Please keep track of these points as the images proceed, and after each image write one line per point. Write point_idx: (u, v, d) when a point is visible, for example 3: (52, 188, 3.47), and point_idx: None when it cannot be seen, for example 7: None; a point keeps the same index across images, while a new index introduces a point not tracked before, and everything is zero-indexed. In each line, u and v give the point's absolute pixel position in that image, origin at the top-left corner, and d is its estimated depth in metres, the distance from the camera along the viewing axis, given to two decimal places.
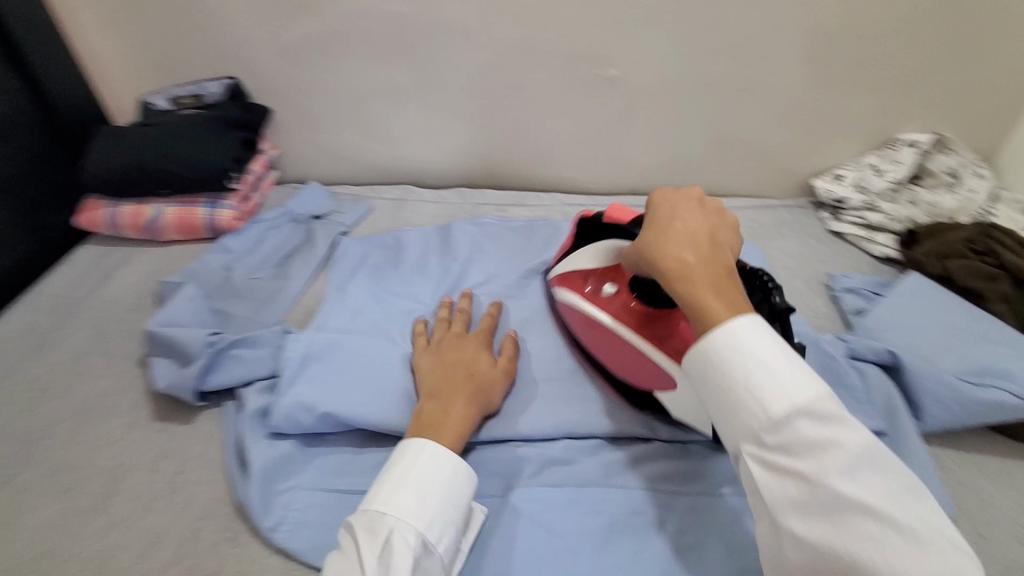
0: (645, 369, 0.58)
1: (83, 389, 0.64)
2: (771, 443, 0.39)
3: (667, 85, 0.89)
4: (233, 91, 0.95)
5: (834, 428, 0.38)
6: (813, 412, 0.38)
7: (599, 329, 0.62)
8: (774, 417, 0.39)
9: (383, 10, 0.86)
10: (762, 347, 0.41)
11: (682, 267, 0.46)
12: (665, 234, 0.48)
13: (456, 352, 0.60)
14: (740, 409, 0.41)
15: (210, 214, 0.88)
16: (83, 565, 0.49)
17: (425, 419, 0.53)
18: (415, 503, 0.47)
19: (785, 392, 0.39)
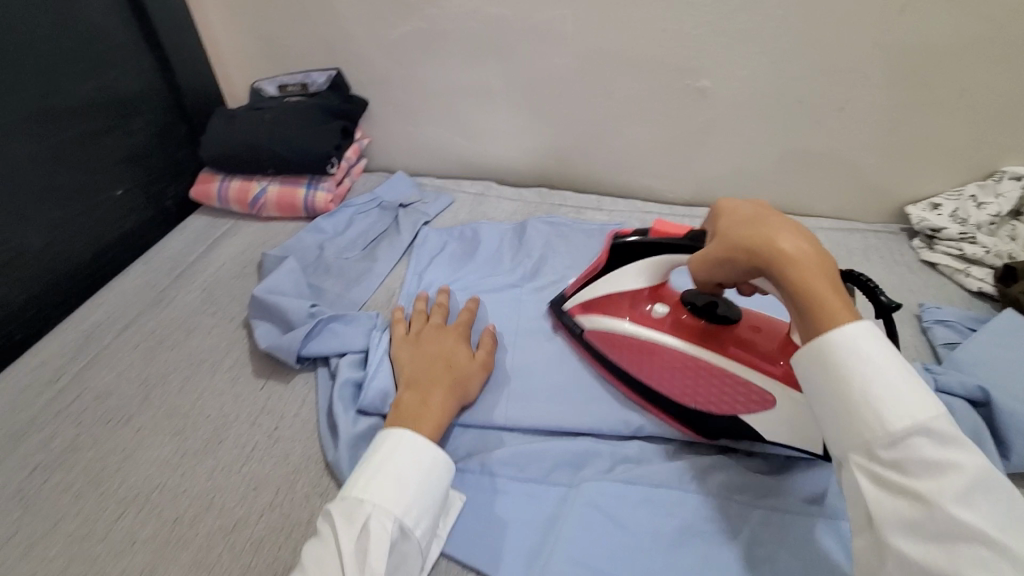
0: (727, 391, 0.56)
1: (195, 343, 0.70)
2: (886, 458, 0.36)
3: (760, 99, 0.88)
4: (336, 82, 1.01)
5: (955, 452, 0.35)
6: (932, 431, 0.36)
7: (658, 354, 0.61)
8: (890, 429, 0.36)
9: (483, 12, 0.89)
10: (882, 354, 0.38)
11: (802, 258, 0.43)
12: (770, 226, 0.45)
13: (436, 346, 0.62)
14: (852, 417, 0.38)
15: (308, 194, 0.95)
16: (192, 500, 0.53)
17: (407, 409, 0.53)
18: (395, 490, 0.46)
19: (904, 408, 0.36)
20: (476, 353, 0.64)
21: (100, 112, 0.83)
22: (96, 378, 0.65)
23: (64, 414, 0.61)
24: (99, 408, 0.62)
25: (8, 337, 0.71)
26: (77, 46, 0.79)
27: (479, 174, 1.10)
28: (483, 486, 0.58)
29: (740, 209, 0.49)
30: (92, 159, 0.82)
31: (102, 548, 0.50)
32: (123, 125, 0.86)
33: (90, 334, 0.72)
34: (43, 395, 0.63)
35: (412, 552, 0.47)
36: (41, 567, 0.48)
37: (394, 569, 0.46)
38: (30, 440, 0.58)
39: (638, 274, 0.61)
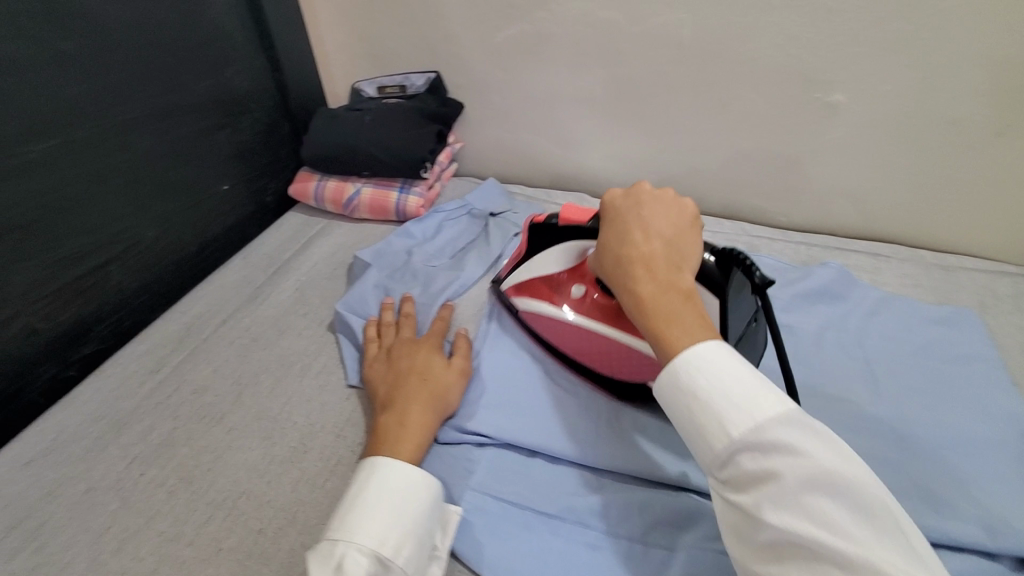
0: (633, 363, 0.59)
1: (286, 345, 0.70)
2: (724, 478, 0.37)
3: (904, 117, 0.78)
4: (434, 85, 1.00)
5: (771, 459, 0.34)
6: (753, 442, 0.35)
7: (572, 330, 0.63)
8: (716, 450, 0.36)
9: (593, 16, 0.85)
10: (701, 374, 0.38)
11: (637, 298, 0.44)
12: (622, 257, 0.47)
13: (406, 359, 0.61)
14: (693, 443, 0.39)
15: (400, 198, 0.94)
16: (276, 512, 0.52)
17: (386, 432, 0.53)
18: (370, 521, 0.45)
19: (722, 421, 0.36)
20: (452, 361, 0.63)
21: (213, 110, 0.85)
22: (194, 371, 0.66)
23: (163, 406, 0.62)
24: (195, 403, 0.63)
25: (118, 322, 0.74)
26: (199, 45, 0.82)
27: (571, 185, 1.06)
28: (575, 537, 0.51)
29: (614, 225, 0.50)
30: (203, 154, 0.84)
31: (188, 553, 0.49)
32: (233, 123, 0.89)
33: (191, 325, 0.74)
34: (147, 383, 0.65)
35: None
36: (132, 565, 0.48)
37: None
38: (131, 429, 0.60)
39: (558, 257, 0.64)
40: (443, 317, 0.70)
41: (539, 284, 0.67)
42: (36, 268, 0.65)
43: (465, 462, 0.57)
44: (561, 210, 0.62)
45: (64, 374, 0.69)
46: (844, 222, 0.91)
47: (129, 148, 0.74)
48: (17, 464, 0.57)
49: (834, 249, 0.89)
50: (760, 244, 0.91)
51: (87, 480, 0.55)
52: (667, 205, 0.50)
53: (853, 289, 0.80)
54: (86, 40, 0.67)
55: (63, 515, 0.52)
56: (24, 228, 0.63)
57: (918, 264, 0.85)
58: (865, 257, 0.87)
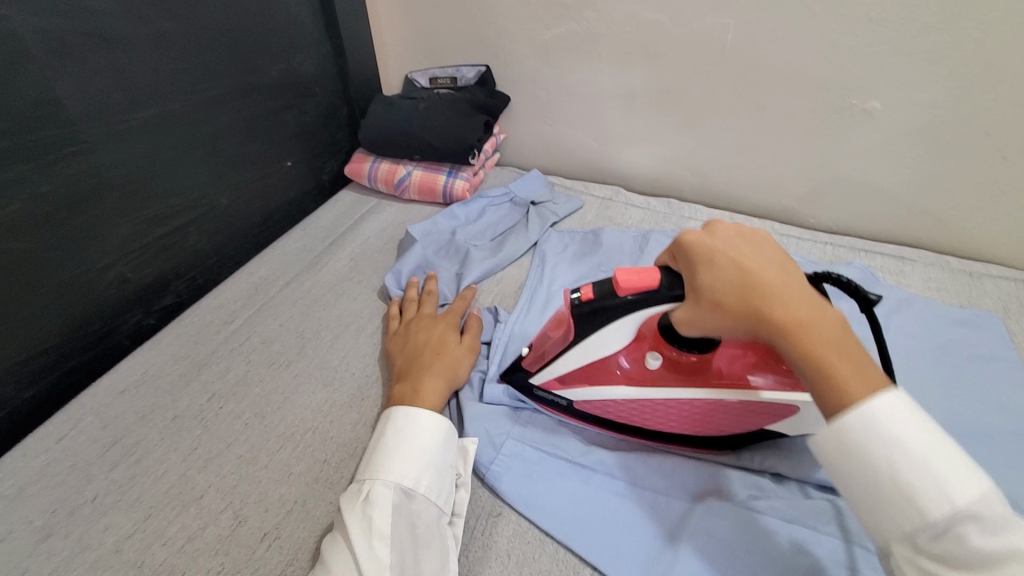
0: (747, 414, 0.54)
1: (343, 306, 0.77)
2: (933, 551, 0.36)
3: (936, 125, 0.81)
4: (484, 77, 1.07)
5: (1009, 539, 0.34)
6: (979, 516, 0.35)
7: (662, 406, 0.55)
8: (932, 522, 0.36)
9: (640, 18, 0.90)
10: (911, 438, 0.37)
11: (801, 332, 0.41)
12: (757, 287, 0.43)
13: (424, 335, 0.67)
14: (893, 512, 0.37)
15: (448, 181, 1.00)
16: (339, 446, 0.58)
17: (401, 397, 0.58)
18: (393, 464, 0.51)
19: (945, 495, 0.35)
20: (464, 338, 0.67)
21: (283, 92, 0.93)
22: (263, 325, 0.74)
23: (237, 351, 0.69)
24: (265, 351, 0.70)
25: (194, 279, 0.82)
26: (275, 31, 0.89)
27: (608, 179, 1.12)
28: (603, 485, 0.56)
29: (721, 261, 0.46)
30: (272, 132, 0.92)
31: (264, 474, 0.56)
32: (299, 105, 0.96)
33: (258, 285, 0.81)
34: (221, 332, 0.73)
35: (428, 514, 0.49)
36: (216, 480, 0.55)
37: (414, 527, 0.48)
38: (209, 368, 0.67)
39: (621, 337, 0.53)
40: (464, 297, 0.74)
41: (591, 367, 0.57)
42: (131, 224, 0.73)
43: (506, 415, 0.63)
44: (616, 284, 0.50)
45: (146, 322, 0.77)
46: (869, 225, 0.95)
47: (211, 122, 0.81)
48: (113, 392, 0.65)
49: (859, 249, 0.93)
50: (786, 240, 0.95)
51: (174, 409, 0.62)
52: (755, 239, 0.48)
53: (875, 287, 0.84)
54: (184, 22, 0.75)
55: (155, 435, 0.59)
56: (124, 188, 0.71)
57: (942, 269, 0.88)
58: (891, 259, 0.91)
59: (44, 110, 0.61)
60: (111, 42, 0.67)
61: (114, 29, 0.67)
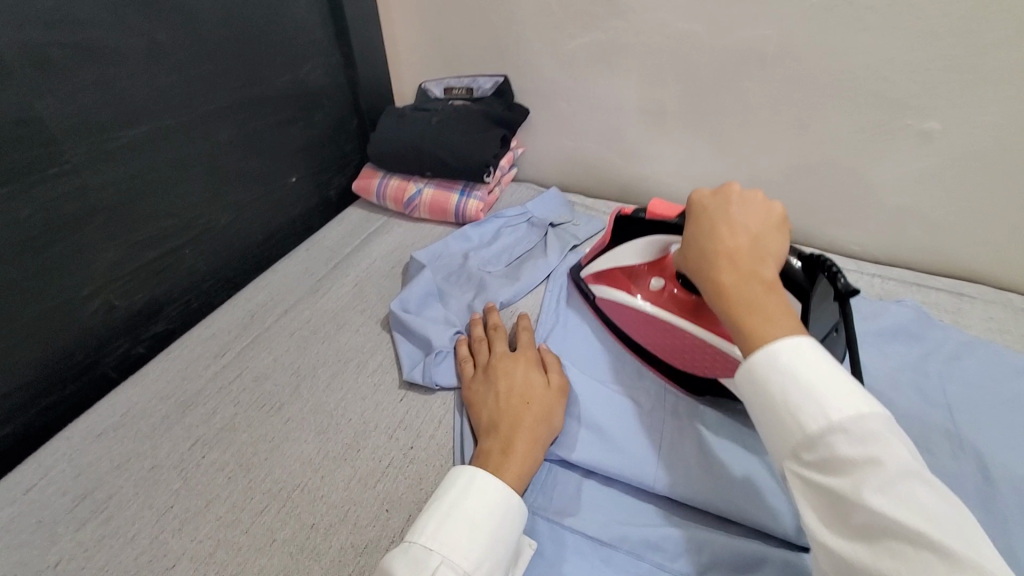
0: (709, 356, 0.60)
1: (344, 339, 0.71)
2: (808, 462, 0.35)
3: (1005, 151, 0.72)
4: (501, 88, 1.00)
5: (874, 446, 0.33)
6: (849, 427, 0.34)
7: (647, 320, 0.66)
8: (808, 433, 0.35)
9: (673, 28, 0.83)
10: (799, 362, 0.37)
11: (721, 289, 0.45)
12: (706, 250, 0.48)
13: (506, 379, 0.57)
14: (776, 427, 0.37)
15: (461, 201, 0.93)
16: (330, 509, 0.53)
17: (488, 459, 0.50)
18: (464, 537, 0.42)
19: (821, 406, 0.35)
20: (550, 377, 0.59)
21: (290, 104, 0.88)
22: (254, 359, 0.68)
23: (226, 390, 0.64)
24: (256, 391, 0.64)
25: (187, 304, 0.77)
26: (281, 40, 0.84)
27: (632, 199, 1.05)
28: (626, 567, 0.49)
29: (695, 218, 0.51)
30: (277, 146, 0.87)
31: (244, 541, 0.50)
32: (306, 117, 0.91)
33: (255, 313, 0.76)
34: (211, 366, 0.67)
35: None
36: (191, 547, 0.50)
37: None
38: (195, 410, 0.62)
39: (635, 250, 0.67)
40: (524, 327, 0.67)
41: (617, 276, 0.71)
42: (120, 247, 0.68)
43: None
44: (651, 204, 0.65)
45: (134, 351, 0.72)
46: (922, 258, 0.86)
47: (211, 136, 0.76)
48: (90, 435, 0.60)
49: (911, 283, 0.84)
50: None
51: (153, 458, 0.57)
52: (753, 205, 0.50)
53: (931, 329, 0.75)
54: (182, 31, 0.70)
55: (130, 489, 0.54)
56: (112, 210, 0.66)
57: (1004, 308, 0.79)
58: (946, 296, 0.82)
59: (25, 129, 0.56)
60: (96, 53, 0.61)
61: (102, 40, 0.62)
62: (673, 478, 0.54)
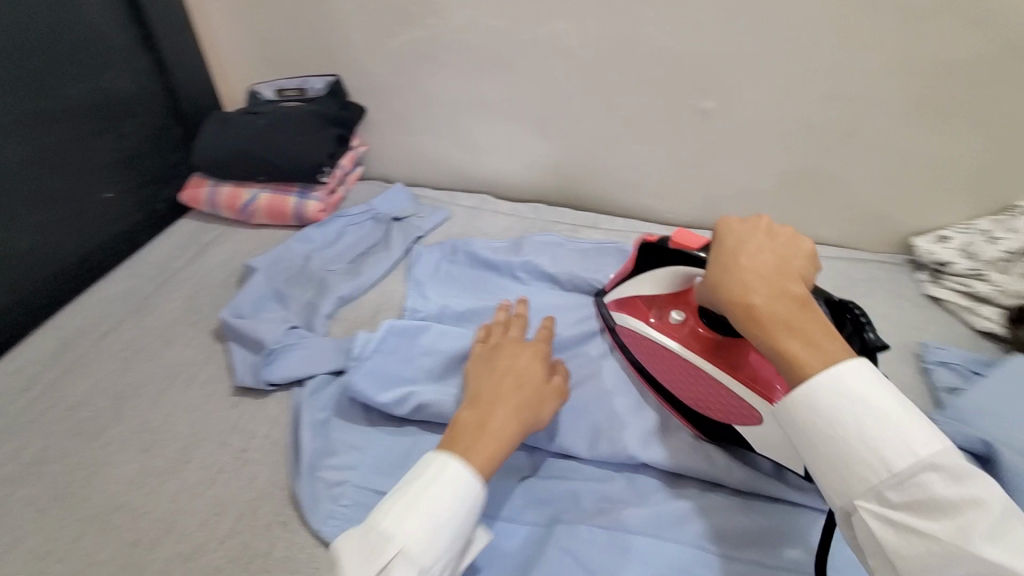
0: (724, 402, 0.59)
1: (172, 354, 0.69)
2: (897, 502, 0.36)
3: (763, 122, 0.85)
4: (334, 89, 1.00)
5: (971, 485, 0.34)
6: (941, 467, 0.35)
7: (672, 360, 0.63)
8: (894, 471, 0.36)
9: (484, 25, 0.88)
10: (879, 396, 0.37)
11: (753, 311, 0.42)
12: (731, 266, 0.45)
13: (500, 371, 0.55)
14: (847, 462, 0.37)
15: (299, 203, 0.93)
16: (153, 522, 0.53)
17: (461, 433, 0.48)
18: (418, 523, 0.42)
19: (905, 444, 0.36)
20: (552, 378, 0.56)
21: (93, 116, 0.83)
22: (70, 389, 0.65)
23: (36, 426, 0.61)
24: (71, 421, 0.62)
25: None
26: (73, 49, 0.79)
27: (476, 188, 1.08)
28: None
29: (719, 243, 0.48)
30: (83, 163, 0.82)
31: (59, 569, 0.50)
32: (115, 129, 0.86)
33: (68, 341, 0.72)
34: (18, 403, 0.64)
35: None
36: None
37: None
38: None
39: (657, 280, 0.64)
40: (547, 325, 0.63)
41: (636, 303, 0.68)
42: None
43: (354, 446, 0.57)
44: (672, 234, 0.61)
45: None
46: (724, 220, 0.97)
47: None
48: None
49: None
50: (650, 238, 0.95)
51: None
52: (782, 236, 0.47)
53: None
54: None
55: None
56: None
57: None
58: None
59: None
60: None
61: None
62: None
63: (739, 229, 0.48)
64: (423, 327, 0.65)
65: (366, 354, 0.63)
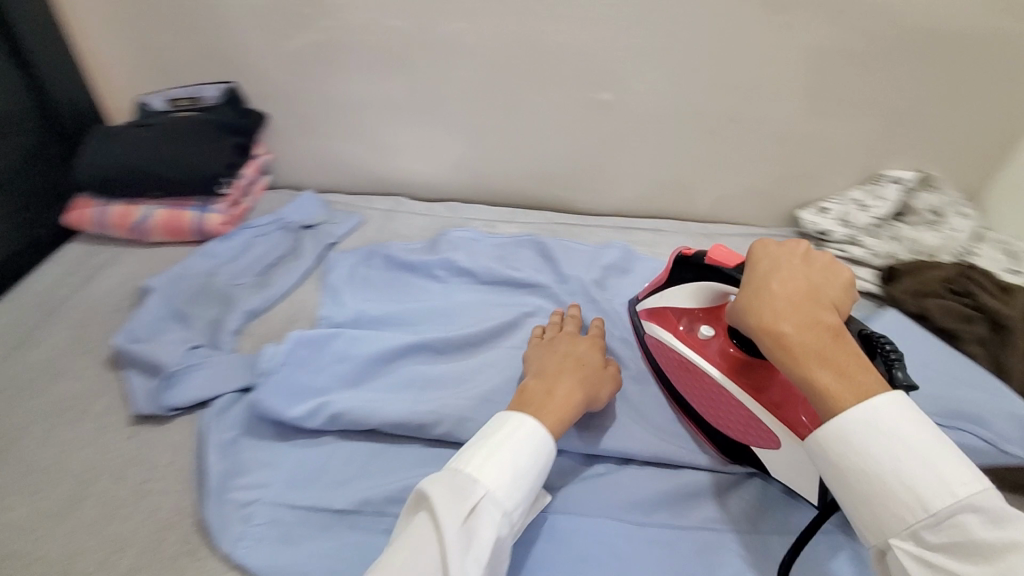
0: (747, 424, 0.57)
1: (61, 389, 0.65)
2: (934, 543, 0.37)
3: (658, 111, 0.89)
4: (230, 96, 0.96)
5: (1012, 529, 0.35)
6: (979, 508, 0.36)
7: (694, 376, 0.61)
8: (933, 512, 0.37)
9: (382, 25, 0.87)
10: (915, 438, 0.39)
11: (786, 341, 0.42)
12: (760, 293, 0.46)
13: (565, 354, 0.61)
14: (886, 503, 0.39)
15: (198, 217, 0.90)
16: (48, 567, 0.51)
17: (533, 397, 0.54)
18: (497, 470, 0.46)
19: (944, 486, 0.37)
20: (608, 365, 0.63)
21: None
22: None
23: None
24: None
25: None
26: None
27: (390, 190, 1.07)
28: (372, 528, 0.52)
29: (753, 267, 0.48)
30: None
31: None
32: None
33: None
34: None
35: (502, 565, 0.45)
36: None
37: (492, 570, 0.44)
38: None
39: (689, 294, 0.63)
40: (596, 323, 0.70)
41: (668, 315, 0.66)
42: None
43: (264, 463, 0.56)
44: (709, 249, 0.59)
45: None
46: (632, 206, 1.02)
47: None
48: None
49: (624, 227, 0.99)
50: (563, 229, 0.98)
51: None
52: (819, 262, 0.47)
53: (637, 262, 0.87)
54: None
55: None
56: None
57: (689, 235, 0.97)
58: (648, 233, 0.99)
59: None
60: None
61: None
62: (434, 411, 0.59)
63: (774, 248, 0.49)
64: (332, 334, 0.65)
65: (273, 368, 0.61)
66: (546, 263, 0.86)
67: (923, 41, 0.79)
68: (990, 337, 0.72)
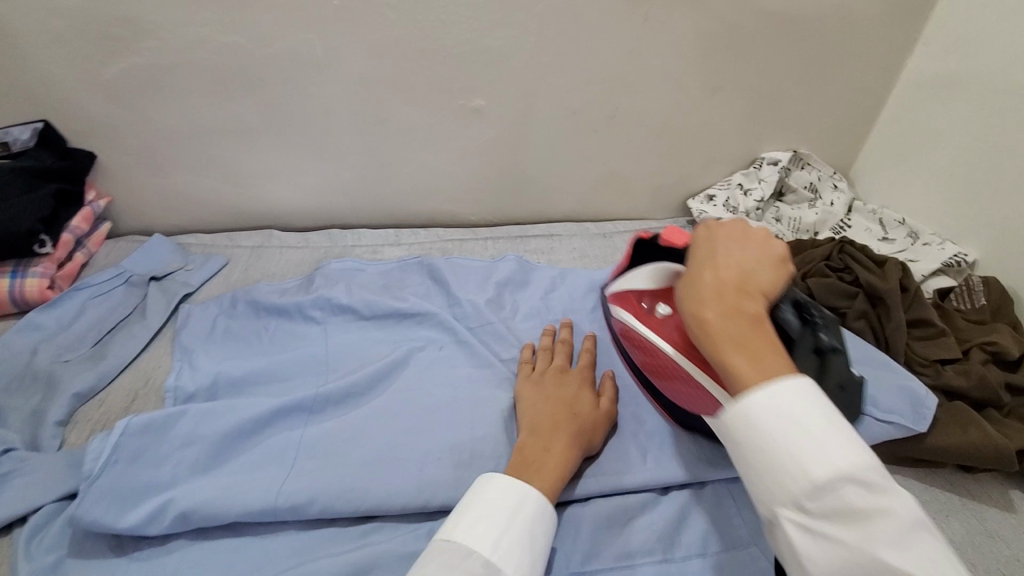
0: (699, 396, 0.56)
1: None
2: (816, 511, 0.35)
3: (534, 114, 0.85)
4: (44, 136, 0.81)
5: (886, 497, 0.34)
6: (854, 476, 0.34)
7: (651, 349, 0.62)
8: (812, 480, 0.35)
9: (214, 43, 0.76)
10: (812, 411, 0.36)
11: (706, 325, 0.42)
12: (690, 278, 0.46)
13: (555, 397, 0.59)
14: (768, 470, 0.37)
15: (13, 284, 0.77)
16: None
17: (530, 454, 0.53)
18: (518, 551, 0.44)
19: (827, 455, 0.35)
20: (600, 400, 0.61)
21: None
22: None
23: None
24: None
25: None
26: None
27: (260, 223, 0.97)
28: None
29: (693, 254, 0.49)
30: None
31: None
32: None
33: None
34: None
35: None
36: None
37: None
38: None
39: (647, 275, 0.65)
40: (587, 348, 0.67)
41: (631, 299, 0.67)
42: None
43: None
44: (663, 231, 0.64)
45: None
46: (523, 212, 0.98)
47: None
48: None
49: (516, 236, 0.94)
50: (451, 246, 0.92)
51: None
52: (755, 244, 0.47)
53: (532, 273, 0.83)
54: None
55: None
56: None
57: (582, 236, 0.95)
58: (542, 239, 0.95)
59: None
60: None
61: None
62: (307, 490, 0.52)
63: (719, 232, 0.49)
64: (177, 412, 0.56)
65: (102, 469, 0.52)
66: (435, 286, 0.80)
67: (778, 24, 0.79)
68: (871, 310, 0.73)
